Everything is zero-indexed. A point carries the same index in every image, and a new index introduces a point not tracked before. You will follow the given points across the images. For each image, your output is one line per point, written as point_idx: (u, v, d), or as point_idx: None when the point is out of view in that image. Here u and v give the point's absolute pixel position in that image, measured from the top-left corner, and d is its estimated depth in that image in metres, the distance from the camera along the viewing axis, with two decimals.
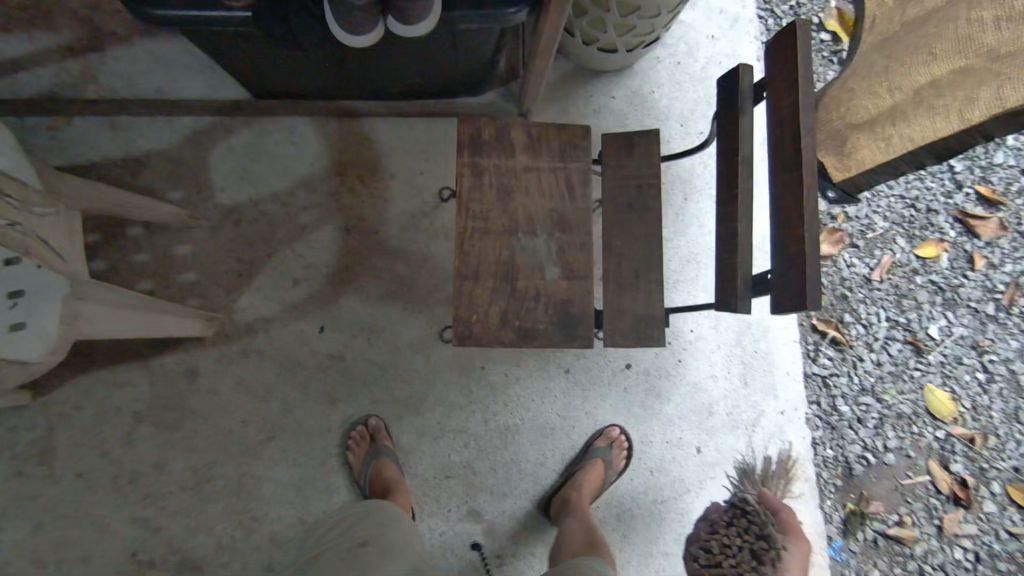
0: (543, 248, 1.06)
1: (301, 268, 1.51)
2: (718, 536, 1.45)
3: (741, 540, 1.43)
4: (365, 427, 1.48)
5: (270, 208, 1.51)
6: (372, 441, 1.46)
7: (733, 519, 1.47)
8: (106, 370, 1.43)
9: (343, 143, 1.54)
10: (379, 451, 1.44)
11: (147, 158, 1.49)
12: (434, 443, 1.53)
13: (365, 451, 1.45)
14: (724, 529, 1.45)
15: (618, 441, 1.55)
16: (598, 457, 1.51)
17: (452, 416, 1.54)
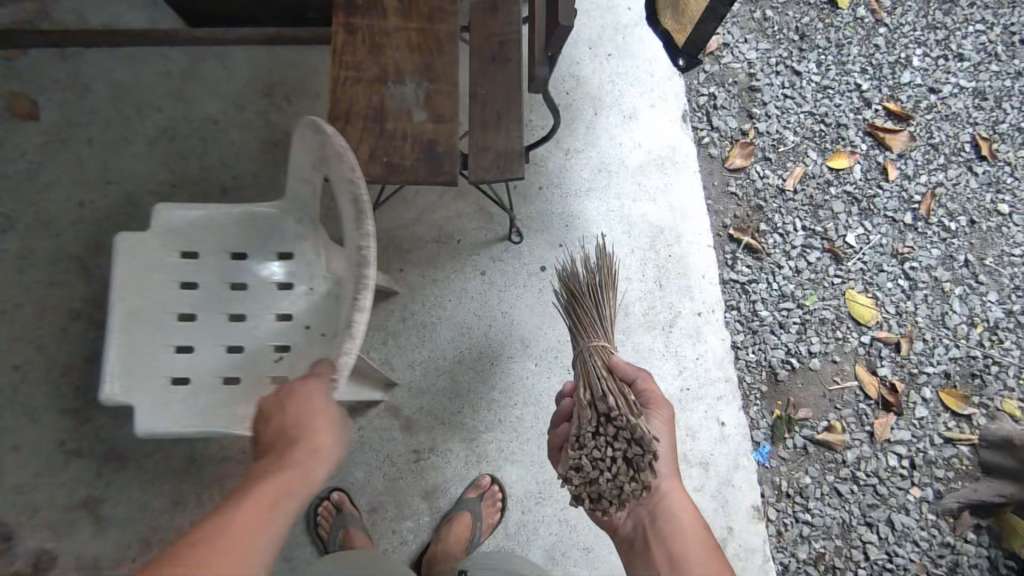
0: (411, 95, 1.17)
1: (229, 179, 1.65)
2: (586, 450, 1.05)
3: (613, 448, 1.05)
4: (330, 501, 1.49)
5: (203, 126, 1.68)
6: (337, 512, 1.48)
7: (600, 425, 1.08)
8: (45, 270, 1.56)
9: (271, 68, 1.73)
10: (346, 520, 1.45)
11: (94, 84, 1.68)
12: None
13: (332, 524, 1.47)
14: (594, 443, 1.06)
15: (491, 492, 1.52)
16: (467, 509, 1.48)
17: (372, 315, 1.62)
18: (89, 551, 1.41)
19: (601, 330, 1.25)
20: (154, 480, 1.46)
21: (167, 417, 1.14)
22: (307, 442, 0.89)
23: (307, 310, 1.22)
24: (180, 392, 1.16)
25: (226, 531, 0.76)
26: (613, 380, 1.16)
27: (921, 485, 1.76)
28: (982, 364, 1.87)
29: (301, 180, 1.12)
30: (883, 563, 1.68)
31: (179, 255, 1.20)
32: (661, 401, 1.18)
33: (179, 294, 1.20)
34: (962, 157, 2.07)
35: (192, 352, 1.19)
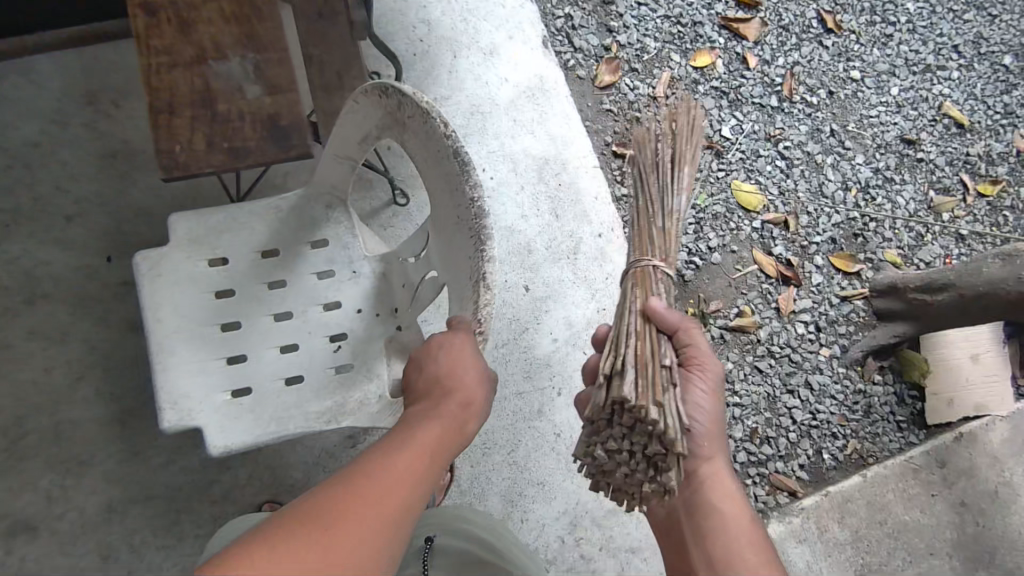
0: (238, 70, 1.07)
1: (71, 204, 1.49)
2: (599, 441, 0.90)
3: (630, 443, 0.88)
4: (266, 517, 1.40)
5: (24, 152, 1.50)
6: None
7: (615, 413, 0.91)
8: None
9: (87, 73, 1.55)
10: None
11: None
12: None
13: None
14: (609, 433, 0.90)
15: None
16: None
17: None
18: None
19: (662, 245, 1.08)
20: (76, 541, 1.35)
21: (239, 430, 1.03)
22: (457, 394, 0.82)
23: (354, 293, 1.11)
24: (245, 403, 1.05)
25: (394, 470, 0.74)
26: (647, 338, 1.00)
27: (828, 344, 1.89)
28: (862, 223, 2.01)
29: (334, 159, 1.02)
30: (808, 422, 1.82)
31: (207, 265, 1.08)
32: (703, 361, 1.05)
33: (211, 305, 1.07)
34: (812, 34, 2.15)
35: (244, 360, 1.07)
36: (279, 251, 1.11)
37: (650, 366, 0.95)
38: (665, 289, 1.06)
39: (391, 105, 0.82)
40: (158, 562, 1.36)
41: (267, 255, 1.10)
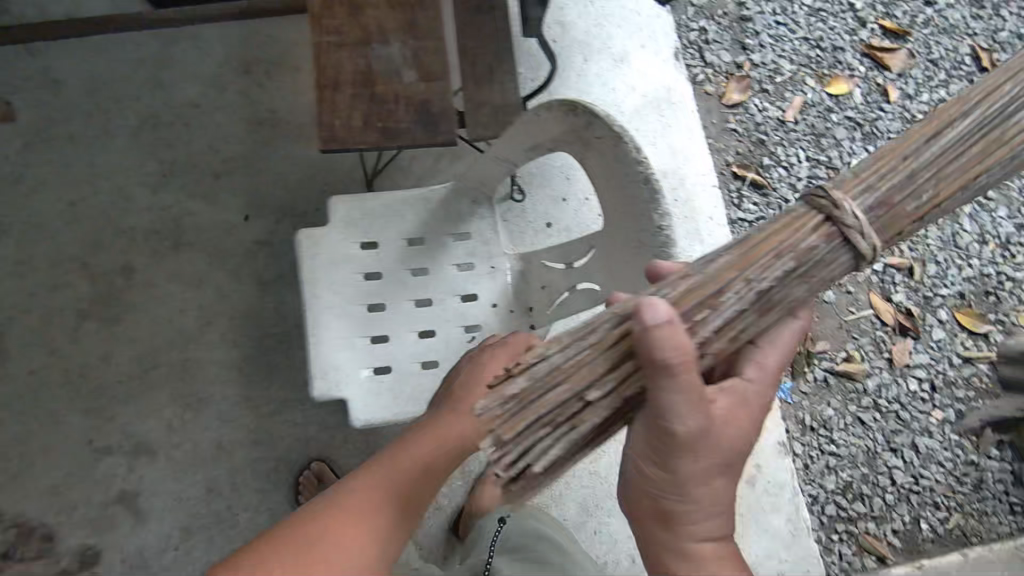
0: (398, 55, 1.13)
1: (221, 163, 1.62)
2: None
3: None
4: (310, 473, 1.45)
5: (186, 111, 1.64)
6: (319, 483, 1.43)
7: None
8: (48, 269, 1.55)
9: (248, 45, 1.68)
10: None
11: (67, 77, 1.64)
12: None
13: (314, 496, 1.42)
14: None
15: None
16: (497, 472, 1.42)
17: None
18: (136, 542, 1.44)
19: (909, 163, 0.69)
20: (189, 469, 1.47)
21: (381, 404, 1.07)
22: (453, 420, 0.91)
23: (491, 288, 1.14)
24: (385, 381, 1.09)
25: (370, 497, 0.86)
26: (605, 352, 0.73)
27: (942, 407, 1.76)
28: (997, 282, 1.86)
29: (494, 161, 1.04)
30: (909, 486, 1.70)
31: (361, 247, 1.12)
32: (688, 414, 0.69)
33: (359, 285, 1.11)
34: (963, 71, 2.01)
35: (386, 341, 1.11)
36: (425, 240, 1.14)
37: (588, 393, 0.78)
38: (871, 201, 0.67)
39: (576, 124, 0.84)
40: (255, 503, 1.46)
41: (414, 243, 1.13)
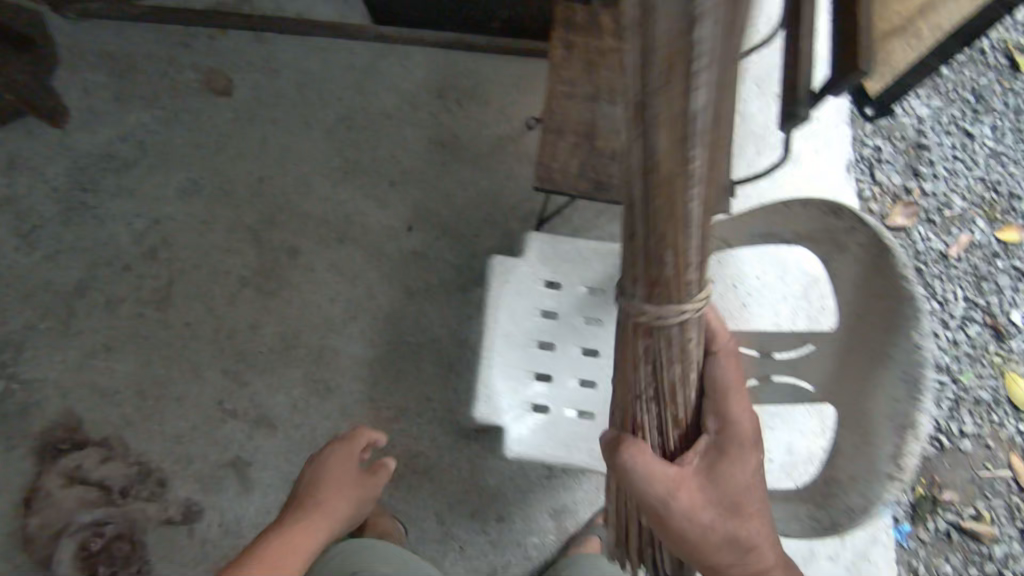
0: (622, 115, 1.17)
1: (397, 172, 1.70)
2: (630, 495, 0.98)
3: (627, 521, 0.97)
4: None
5: (378, 119, 1.74)
6: None
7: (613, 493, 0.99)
8: (222, 233, 1.65)
9: (446, 70, 1.76)
10: None
11: (282, 69, 1.77)
12: None
13: None
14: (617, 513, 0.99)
15: None
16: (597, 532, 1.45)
17: None
18: (237, 509, 1.49)
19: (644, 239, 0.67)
20: (301, 451, 1.53)
21: (533, 442, 1.09)
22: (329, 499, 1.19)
23: None
24: (541, 420, 1.11)
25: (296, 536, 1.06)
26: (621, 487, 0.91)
27: None
28: None
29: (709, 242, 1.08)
30: None
31: (545, 287, 1.16)
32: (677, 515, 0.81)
33: (533, 322, 1.14)
34: None
35: (549, 381, 1.13)
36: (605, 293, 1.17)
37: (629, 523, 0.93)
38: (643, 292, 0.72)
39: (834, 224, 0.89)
40: None
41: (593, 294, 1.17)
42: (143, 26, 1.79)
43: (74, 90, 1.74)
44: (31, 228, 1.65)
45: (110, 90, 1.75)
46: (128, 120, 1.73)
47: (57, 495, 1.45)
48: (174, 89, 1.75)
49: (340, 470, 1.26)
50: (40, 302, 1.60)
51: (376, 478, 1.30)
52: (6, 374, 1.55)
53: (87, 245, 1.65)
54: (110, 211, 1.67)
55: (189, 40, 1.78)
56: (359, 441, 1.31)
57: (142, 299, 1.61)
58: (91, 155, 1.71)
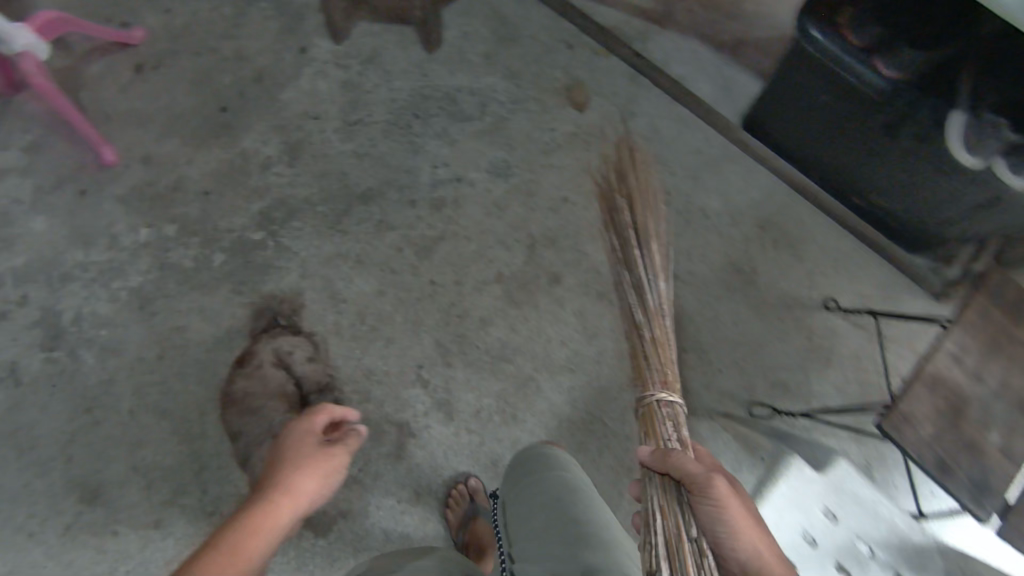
0: (998, 412, 1.10)
1: (686, 269, 1.68)
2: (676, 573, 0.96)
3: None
4: (463, 486, 1.46)
5: (695, 214, 1.71)
6: (470, 500, 1.44)
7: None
8: (506, 224, 1.65)
9: (779, 207, 1.73)
10: (478, 511, 1.42)
11: (638, 113, 1.75)
12: None
13: (463, 510, 1.43)
14: None
15: None
16: None
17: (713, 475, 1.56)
18: (380, 467, 1.48)
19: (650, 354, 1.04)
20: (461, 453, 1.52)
21: None
22: (300, 478, 0.99)
23: None
24: None
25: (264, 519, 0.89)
26: (675, 514, 0.94)
27: None
28: None
29: None
30: None
31: (824, 513, 1.13)
32: (725, 494, 0.87)
33: (796, 541, 1.11)
34: None
35: None
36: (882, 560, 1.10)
37: (679, 553, 0.91)
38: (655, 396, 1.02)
39: None
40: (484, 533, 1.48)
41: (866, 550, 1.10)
42: (541, 9, 1.81)
43: (456, 27, 1.79)
44: (357, 119, 1.70)
45: (484, 43, 1.78)
46: (485, 78, 1.76)
47: (264, 373, 1.50)
48: (537, 76, 1.76)
49: (301, 451, 1.05)
50: (328, 186, 1.65)
51: (348, 448, 1.11)
52: (269, 228, 1.60)
53: (391, 162, 1.68)
54: (425, 145, 1.70)
55: (574, 42, 1.79)
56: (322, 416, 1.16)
57: (407, 237, 1.63)
58: (437, 89, 1.74)
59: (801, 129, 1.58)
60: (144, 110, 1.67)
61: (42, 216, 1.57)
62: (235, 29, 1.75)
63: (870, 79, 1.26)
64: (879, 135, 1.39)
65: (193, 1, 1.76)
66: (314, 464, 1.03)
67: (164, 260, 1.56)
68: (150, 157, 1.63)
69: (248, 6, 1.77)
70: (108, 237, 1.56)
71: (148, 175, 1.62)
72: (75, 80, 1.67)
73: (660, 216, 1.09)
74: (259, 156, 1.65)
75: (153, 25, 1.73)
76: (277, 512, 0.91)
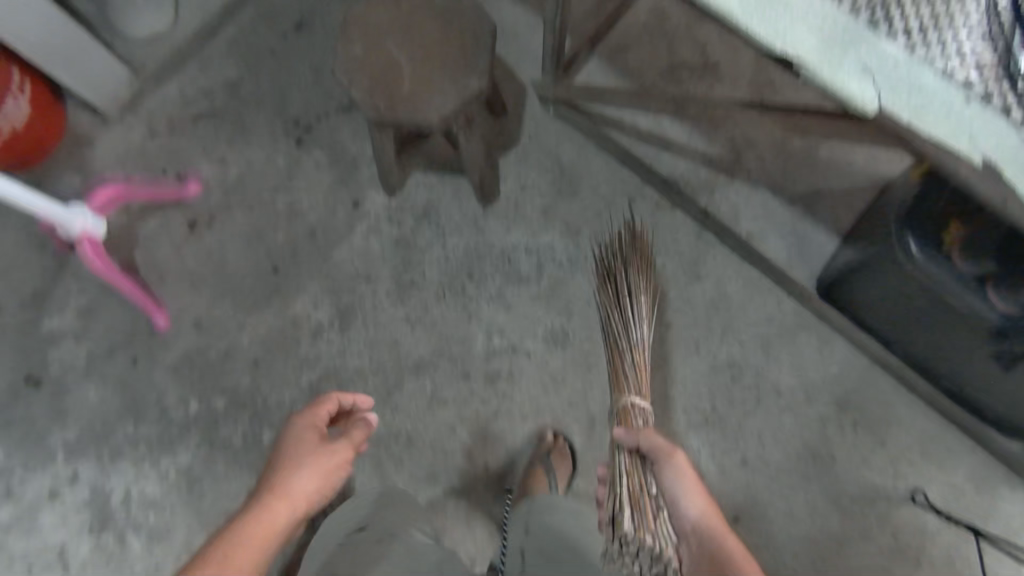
0: None
1: (754, 454, 1.58)
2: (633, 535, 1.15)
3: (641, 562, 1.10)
4: None
5: (766, 391, 1.60)
6: None
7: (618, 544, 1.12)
8: (563, 404, 1.59)
9: (858, 384, 1.59)
10: None
11: (706, 279, 1.64)
12: None
13: None
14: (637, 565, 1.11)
15: None
16: None
17: None
18: None
19: (628, 366, 1.27)
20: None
21: None
22: (304, 472, 1.03)
23: None
24: None
25: (268, 527, 0.95)
26: (639, 476, 1.20)
27: None
28: None
29: None
30: None
31: None
32: (680, 460, 1.12)
33: None
34: None
35: None
36: None
37: (640, 501, 1.17)
38: (631, 389, 1.26)
39: None
40: None
41: None
42: (603, 157, 1.69)
43: (513, 180, 1.69)
44: (410, 281, 1.65)
45: (543, 195, 1.68)
46: (543, 236, 1.67)
47: None
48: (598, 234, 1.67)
49: (316, 426, 1.13)
50: (381, 357, 1.60)
51: (352, 441, 1.12)
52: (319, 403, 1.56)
53: (446, 330, 1.62)
54: (481, 311, 1.63)
55: (639, 197, 1.68)
56: (330, 405, 1.17)
57: (462, 415, 1.59)
58: (493, 247, 1.66)
59: (888, 314, 1.43)
60: (196, 271, 1.63)
61: (97, 386, 1.55)
62: (289, 180, 1.69)
63: (981, 312, 1.16)
64: (998, 370, 1.29)
65: (245, 149, 1.71)
66: (317, 454, 1.06)
67: (215, 437, 1.54)
68: (201, 323, 1.60)
69: (302, 154, 1.71)
70: (159, 410, 1.54)
71: (199, 342, 1.59)
72: (130, 238, 1.65)
73: (652, 276, 1.37)
74: (311, 322, 1.61)
75: (205, 176, 1.69)
76: (278, 513, 0.97)
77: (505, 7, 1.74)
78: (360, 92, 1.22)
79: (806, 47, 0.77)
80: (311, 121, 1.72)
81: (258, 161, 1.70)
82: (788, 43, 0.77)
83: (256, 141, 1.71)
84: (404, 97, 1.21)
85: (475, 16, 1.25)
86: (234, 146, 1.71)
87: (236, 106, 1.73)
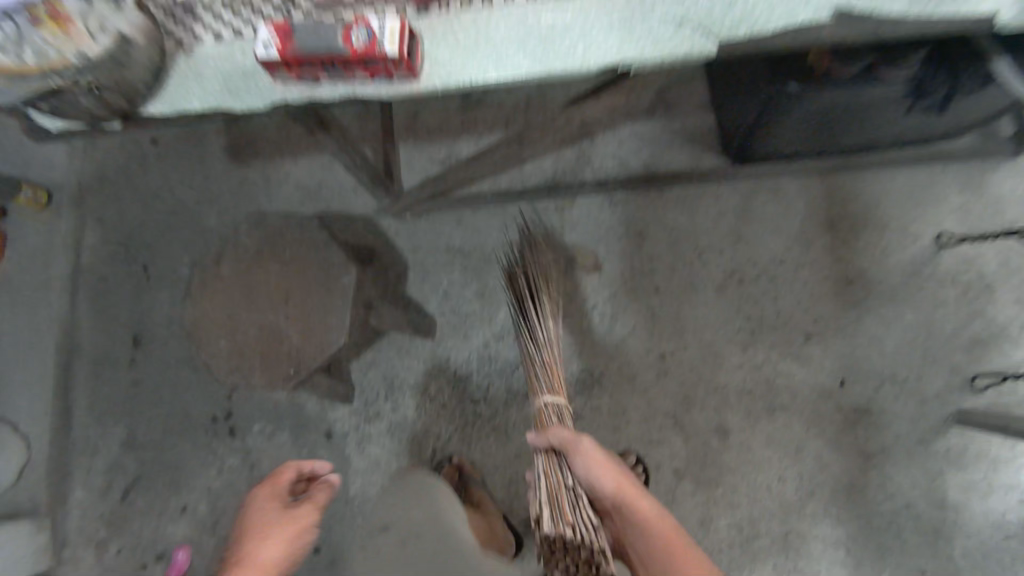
0: None
1: (810, 322, 1.51)
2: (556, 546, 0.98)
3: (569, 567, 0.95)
4: None
5: (772, 267, 1.54)
6: None
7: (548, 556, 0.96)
8: (640, 428, 1.50)
9: (830, 197, 1.55)
10: None
11: (648, 229, 1.57)
12: (984, 499, 1.42)
13: None
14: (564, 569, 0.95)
15: None
16: None
17: (999, 470, 1.43)
18: None
19: (541, 361, 1.10)
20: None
21: None
22: (260, 542, 0.90)
23: None
24: None
25: None
26: (556, 474, 1.04)
27: None
28: None
29: None
30: None
31: None
32: (586, 445, 0.98)
33: None
34: None
35: None
36: None
37: (558, 497, 1.01)
38: (541, 383, 1.09)
39: None
40: None
41: None
42: (482, 209, 1.58)
43: (433, 297, 1.57)
44: (433, 453, 1.53)
45: (467, 284, 1.57)
46: (499, 314, 1.55)
47: None
48: None
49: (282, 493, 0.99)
50: None
51: (314, 501, 0.97)
52: None
53: (498, 459, 1.52)
54: (510, 418, 1.53)
55: (538, 215, 1.59)
56: (286, 473, 1.00)
57: None
58: (469, 361, 1.55)
59: (803, 137, 1.36)
60: None
61: None
62: (254, 472, 1.53)
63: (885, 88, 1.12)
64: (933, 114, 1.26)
65: (195, 482, 1.53)
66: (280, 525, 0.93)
67: None
68: None
69: (245, 441, 1.54)
70: None
71: None
72: None
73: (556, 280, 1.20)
74: None
75: (185, 537, 1.51)
76: None
77: (291, 168, 1.61)
78: (263, 375, 1.09)
79: (617, 53, 0.78)
80: (226, 407, 1.56)
81: (216, 482, 1.53)
82: (606, 56, 0.78)
83: (198, 467, 1.54)
84: (302, 345, 1.09)
85: (292, 227, 1.13)
86: (184, 489, 1.53)
87: (153, 456, 1.55)
